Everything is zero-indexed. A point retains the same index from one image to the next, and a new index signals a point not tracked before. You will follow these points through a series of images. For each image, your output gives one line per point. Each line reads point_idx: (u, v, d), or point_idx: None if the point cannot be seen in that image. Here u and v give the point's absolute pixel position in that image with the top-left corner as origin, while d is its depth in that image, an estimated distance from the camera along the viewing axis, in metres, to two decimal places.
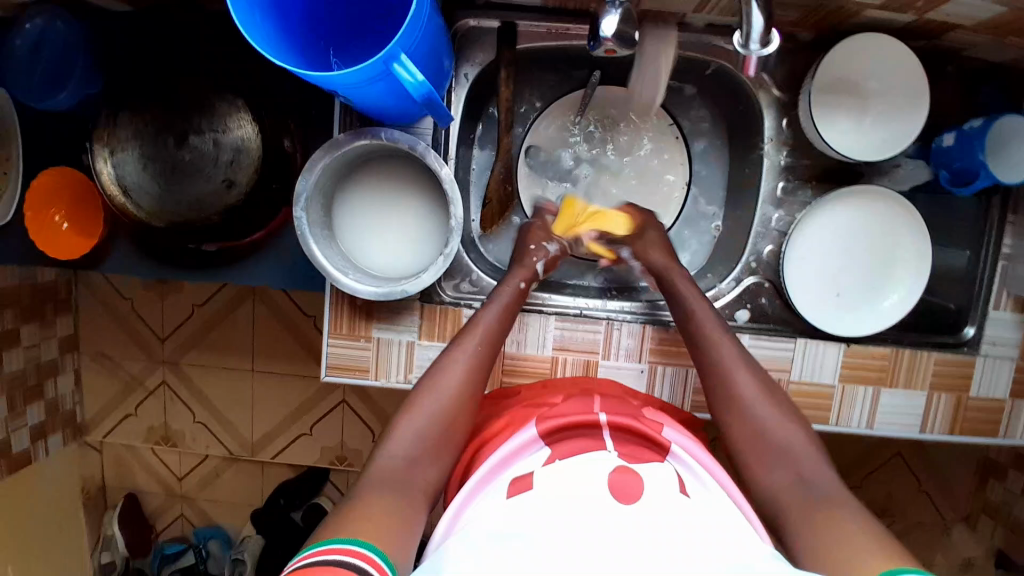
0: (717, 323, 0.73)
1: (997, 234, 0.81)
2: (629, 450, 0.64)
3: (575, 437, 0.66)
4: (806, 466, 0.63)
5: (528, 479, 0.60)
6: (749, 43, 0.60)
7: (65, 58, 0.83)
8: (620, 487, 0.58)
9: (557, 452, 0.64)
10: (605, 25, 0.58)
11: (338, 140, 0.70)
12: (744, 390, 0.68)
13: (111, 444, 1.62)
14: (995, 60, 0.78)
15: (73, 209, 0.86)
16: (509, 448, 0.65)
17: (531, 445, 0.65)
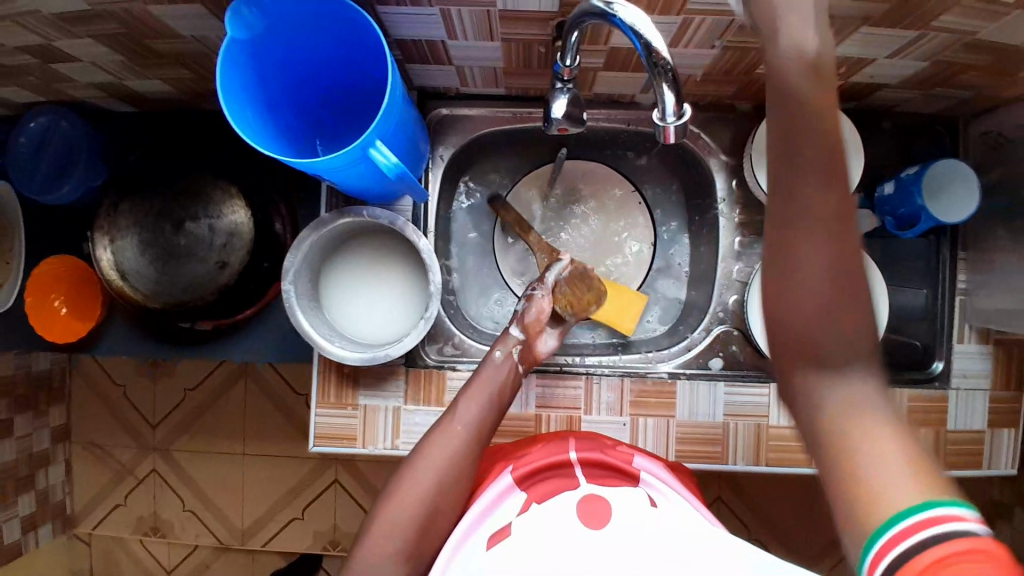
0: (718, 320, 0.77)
1: (951, 272, 0.86)
2: (600, 483, 0.69)
3: (548, 478, 0.71)
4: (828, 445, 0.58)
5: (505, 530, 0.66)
6: (664, 117, 0.59)
7: (70, 156, 0.90)
8: (590, 513, 0.66)
9: (530, 494, 0.69)
10: (555, 108, 0.65)
11: (324, 218, 0.74)
12: None
13: (99, 537, 1.58)
14: (926, 112, 0.85)
15: (72, 294, 0.91)
16: (491, 493, 0.69)
17: (508, 490, 0.70)
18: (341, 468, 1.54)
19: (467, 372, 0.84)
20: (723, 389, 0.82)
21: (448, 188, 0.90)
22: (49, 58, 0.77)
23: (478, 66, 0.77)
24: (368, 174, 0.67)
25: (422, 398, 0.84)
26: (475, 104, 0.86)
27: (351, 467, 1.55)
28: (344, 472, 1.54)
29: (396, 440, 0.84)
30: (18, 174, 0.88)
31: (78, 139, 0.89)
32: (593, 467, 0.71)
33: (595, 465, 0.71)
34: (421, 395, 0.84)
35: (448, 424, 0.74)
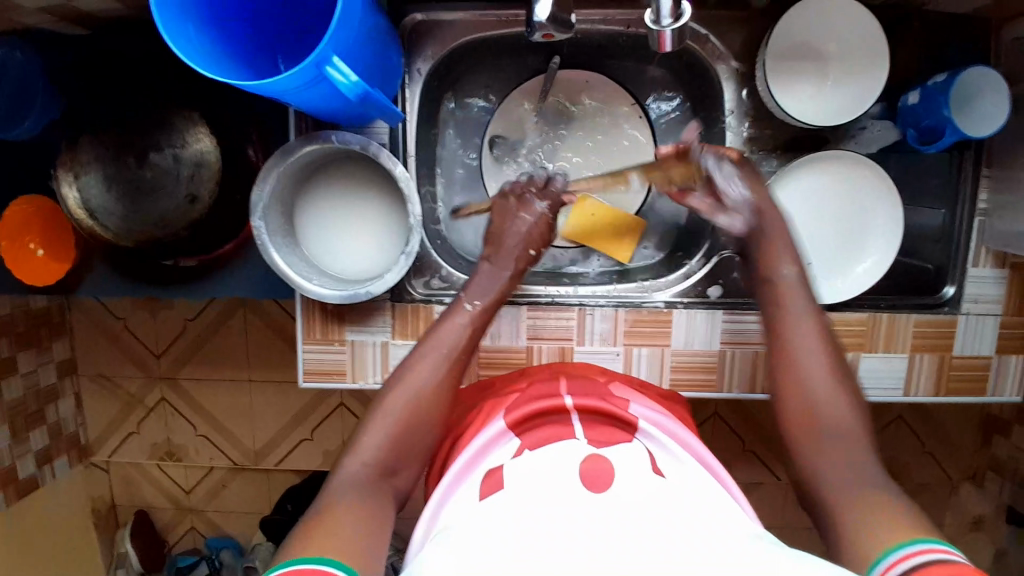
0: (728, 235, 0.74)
1: (972, 190, 0.79)
2: (599, 434, 0.67)
3: (543, 424, 0.69)
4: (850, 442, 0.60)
5: (498, 477, 0.63)
6: (660, 19, 0.64)
7: (20, 86, 0.81)
8: (593, 474, 0.60)
9: (525, 441, 0.67)
10: (538, 10, 0.58)
11: (290, 145, 0.69)
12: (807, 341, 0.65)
13: (117, 463, 1.64)
14: (959, 10, 0.75)
15: (46, 235, 0.86)
16: (482, 439, 0.68)
17: (502, 436, 0.68)
18: (346, 393, 1.57)
19: None
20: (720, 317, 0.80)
21: (428, 107, 0.83)
22: None
23: None
24: (331, 96, 0.61)
25: (411, 333, 0.82)
26: (458, 7, 0.78)
27: (354, 393, 1.57)
28: (349, 397, 1.57)
29: (386, 374, 0.82)
30: None
31: (30, 65, 0.80)
32: (588, 414, 0.70)
33: (590, 412, 0.70)
34: (409, 329, 0.82)
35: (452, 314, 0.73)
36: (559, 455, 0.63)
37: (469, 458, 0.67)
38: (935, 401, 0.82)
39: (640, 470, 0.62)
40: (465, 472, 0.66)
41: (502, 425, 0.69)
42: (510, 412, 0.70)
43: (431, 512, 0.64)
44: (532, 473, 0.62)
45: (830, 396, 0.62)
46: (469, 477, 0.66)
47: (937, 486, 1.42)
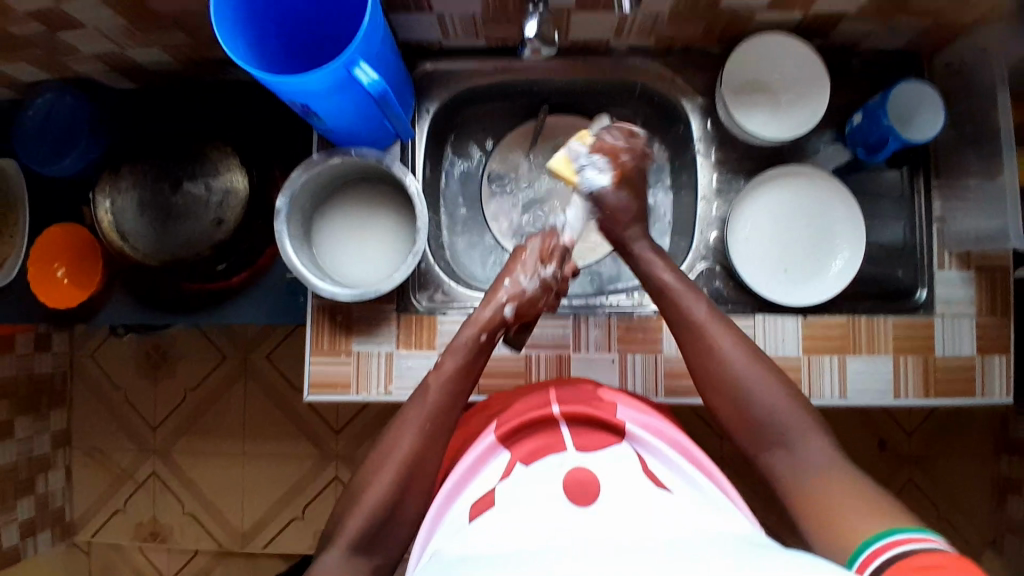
0: (680, 276, 0.77)
1: (925, 201, 0.88)
2: (586, 440, 0.67)
3: (532, 436, 0.70)
4: (796, 433, 0.67)
5: (489, 496, 0.62)
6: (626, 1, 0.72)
7: (72, 126, 0.92)
8: (575, 487, 0.59)
9: (515, 453, 0.68)
10: (528, 28, 0.74)
11: (314, 159, 0.78)
12: (729, 355, 0.70)
13: (100, 545, 1.51)
14: (890, 48, 0.89)
15: (73, 262, 0.93)
16: (472, 457, 0.69)
17: (493, 449, 0.70)
18: (342, 465, 1.46)
19: (458, 315, 0.85)
20: None
21: (435, 142, 0.93)
22: (56, 25, 0.79)
23: (460, 13, 0.80)
24: (355, 106, 0.71)
25: (414, 343, 0.85)
26: (463, 57, 0.90)
27: (350, 464, 1.46)
28: (343, 468, 1.46)
29: (390, 385, 0.84)
30: (23, 145, 0.92)
31: (80, 108, 0.92)
32: (577, 422, 0.70)
33: (577, 419, 0.71)
34: (413, 340, 0.85)
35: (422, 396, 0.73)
36: (547, 467, 0.64)
37: (461, 475, 0.68)
38: (925, 403, 0.84)
39: (630, 475, 0.62)
40: (458, 490, 0.68)
41: (493, 439, 0.70)
42: (500, 427, 0.71)
43: (425, 532, 0.66)
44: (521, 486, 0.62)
45: (786, 406, 0.68)
46: (460, 497, 0.67)
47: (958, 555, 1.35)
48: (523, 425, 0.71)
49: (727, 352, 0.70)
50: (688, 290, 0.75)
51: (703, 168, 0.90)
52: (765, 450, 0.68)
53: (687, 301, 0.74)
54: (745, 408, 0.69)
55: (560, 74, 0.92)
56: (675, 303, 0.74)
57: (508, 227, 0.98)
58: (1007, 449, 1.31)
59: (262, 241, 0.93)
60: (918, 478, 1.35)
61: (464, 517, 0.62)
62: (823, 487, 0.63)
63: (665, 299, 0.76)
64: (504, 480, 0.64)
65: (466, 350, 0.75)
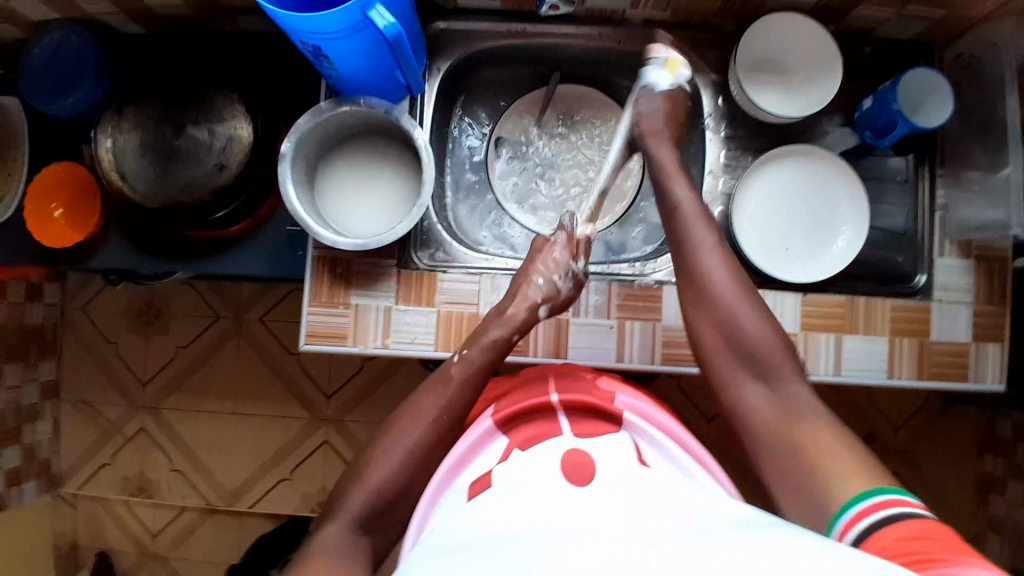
0: (701, 215, 0.78)
1: (930, 187, 0.88)
2: (584, 428, 0.68)
3: (530, 422, 0.70)
4: (777, 373, 0.71)
5: (487, 478, 0.64)
6: None
7: (77, 65, 0.91)
8: (574, 467, 0.62)
9: (513, 439, 0.68)
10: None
11: (322, 106, 0.77)
12: (715, 274, 0.75)
13: (84, 498, 1.50)
14: (903, 35, 0.89)
15: (71, 203, 0.92)
16: (470, 441, 0.69)
17: (490, 435, 0.70)
18: (331, 430, 1.45)
19: (459, 274, 0.85)
20: None
21: (444, 102, 0.93)
22: None
23: None
24: (367, 52, 0.70)
25: (414, 299, 0.84)
26: (477, 18, 0.89)
27: (339, 429, 1.46)
28: (333, 433, 1.45)
29: (387, 339, 0.84)
30: (24, 82, 0.90)
31: (85, 47, 0.91)
32: (576, 412, 0.70)
33: (577, 409, 0.70)
34: (412, 296, 0.84)
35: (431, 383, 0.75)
36: (545, 454, 0.64)
37: (457, 458, 0.68)
38: (919, 386, 0.84)
39: (625, 463, 0.63)
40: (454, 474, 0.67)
41: (490, 424, 0.70)
42: (498, 411, 0.71)
43: (422, 513, 0.65)
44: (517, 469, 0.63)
45: (768, 335, 0.72)
46: (457, 479, 0.68)
47: None
48: (524, 410, 0.70)
49: (716, 279, 0.75)
50: (700, 216, 0.78)
51: (711, 146, 0.90)
52: (744, 381, 0.72)
53: (694, 224, 0.77)
54: (732, 331, 0.73)
55: (573, 45, 0.91)
56: (681, 220, 0.78)
57: (513, 194, 0.98)
58: (991, 448, 1.33)
59: (264, 191, 0.92)
60: (903, 474, 1.36)
61: (463, 496, 0.63)
62: (807, 423, 0.65)
63: (674, 219, 0.79)
64: (504, 464, 0.65)
65: (496, 346, 0.78)
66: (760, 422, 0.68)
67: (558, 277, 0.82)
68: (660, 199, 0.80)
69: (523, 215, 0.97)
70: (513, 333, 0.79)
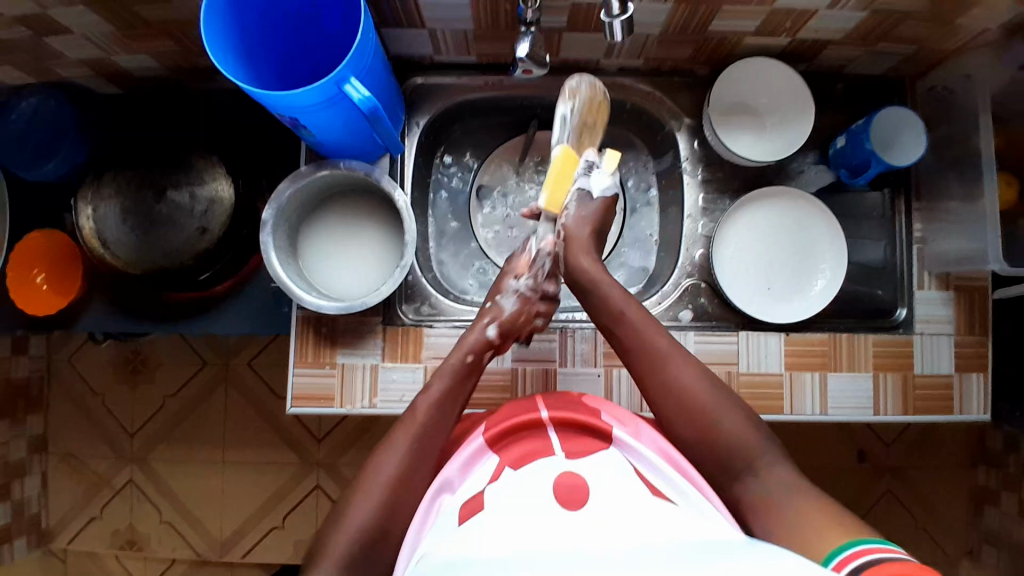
0: (637, 307, 0.76)
1: (907, 222, 0.89)
2: (575, 448, 0.67)
3: (521, 439, 0.69)
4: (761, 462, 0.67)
5: (479, 499, 0.62)
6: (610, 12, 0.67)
7: (57, 133, 0.91)
8: (567, 492, 0.60)
9: (503, 458, 0.67)
10: (519, 48, 0.73)
11: (301, 172, 0.77)
12: (682, 382, 0.71)
13: (75, 552, 1.47)
14: (873, 73, 0.90)
15: (53, 268, 0.91)
16: (461, 459, 0.68)
17: (481, 453, 0.69)
18: (323, 474, 1.44)
19: (444, 328, 0.85)
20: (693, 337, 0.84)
21: (425, 153, 0.93)
22: (43, 32, 0.78)
23: (450, 30, 0.80)
24: (345, 120, 0.70)
25: (400, 355, 0.84)
26: (453, 72, 0.89)
27: (333, 474, 1.45)
28: (326, 477, 1.44)
29: (374, 398, 0.84)
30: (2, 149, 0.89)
31: (63, 111, 0.92)
32: (565, 429, 0.70)
33: (566, 426, 0.70)
34: (399, 353, 0.85)
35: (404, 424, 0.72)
36: (537, 472, 0.63)
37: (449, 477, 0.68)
38: (904, 420, 0.85)
39: (619, 483, 0.62)
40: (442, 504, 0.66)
41: (482, 442, 0.69)
42: (488, 429, 0.70)
43: (412, 536, 0.65)
44: (508, 489, 0.62)
45: (732, 421, 0.69)
46: (446, 501, 0.66)
47: (937, 563, 1.36)
48: (514, 427, 0.70)
49: (677, 377, 0.72)
50: (647, 317, 0.76)
51: (688, 193, 0.91)
52: (731, 481, 0.67)
53: (647, 326, 0.74)
54: (709, 438, 0.69)
55: (551, 93, 0.91)
56: (628, 322, 0.75)
57: (497, 241, 0.98)
58: (985, 460, 1.34)
59: (246, 250, 0.92)
60: (896, 490, 1.37)
61: (453, 519, 0.61)
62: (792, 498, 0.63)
63: (624, 320, 0.76)
64: (494, 484, 0.64)
65: (454, 372, 0.77)
66: (750, 510, 0.65)
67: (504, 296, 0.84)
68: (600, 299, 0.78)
69: (506, 262, 0.97)
70: (467, 354, 0.78)
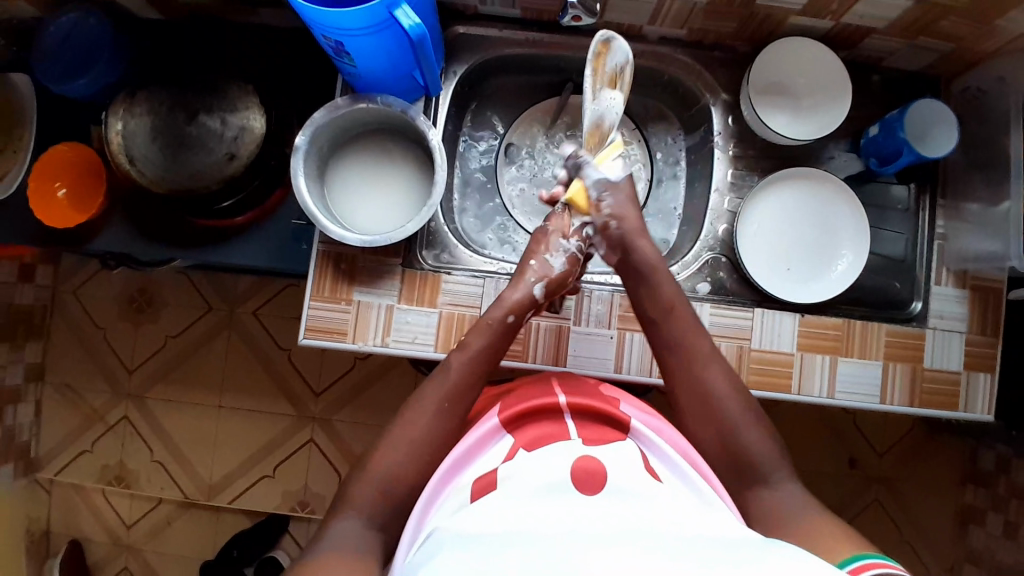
0: (687, 314, 0.77)
1: (930, 217, 0.90)
2: (591, 434, 0.65)
3: (536, 423, 0.68)
4: (775, 476, 0.68)
5: (491, 478, 0.61)
6: None
7: (90, 50, 0.90)
8: (584, 475, 0.58)
9: (518, 439, 0.66)
10: None
11: (338, 103, 0.77)
12: (712, 385, 0.72)
13: (61, 485, 1.46)
14: (912, 68, 0.91)
15: (75, 182, 0.91)
16: (473, 438, 0.67)
17: (495, 434, 0.67)
18: (318, 429, 1.44)
19: (463, 276, 0.86)
20: (709, 309, 0.85)
21: (458, 104, 0.93)
22: None
23: None
24: (389, 50, 0.71)
25: (416, 299, 0.84)
26: (496, 24, 0.89)
27: (327, 429, 1.45)
28: (319, 432, 1.44)
29: (387, 337, 0.84)
30: (39, 62, 0.89)
31: (100, 30, 0.90)
32: (582, 416, 0.68)
33: (582, 413, 0.68)
34: (415, 296, 0.85)
35: (424, 397, 0.71)
36: (551, 454, 0.62)
37: (460, 455, 0.66)
38: (909, 412, 0.85)
39: (635, 471, 0.61)
40: (452, 477, 0.65)
41: (496, 423, 0.68)
42: (503, 411, 0.68)
43: (419, 513, 0.63)
44: (522, 470, 0.60)
45: (755, 435, 0.70)
46: (459, 478, 0.65)
47: None
48: (529, 410, 0.68)
49: (712, 383, 0.73)
50: (691, 317, 0.77)
51: (718, 166, 0.91)
52: (743, 490, 0.68)
53: (688, 327, 0.76)
54: (727, 442, 0.70)
55: (589, 56, 0.92)
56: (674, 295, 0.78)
57: (522, 200, 0.98)
58: (974, 480, 1.34)
59: (271, 182, 0.92)
60: (883, 499, 1.37)
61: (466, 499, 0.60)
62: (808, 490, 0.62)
63: (671, 315, 0.77)
64: (508, 463, 0.63)
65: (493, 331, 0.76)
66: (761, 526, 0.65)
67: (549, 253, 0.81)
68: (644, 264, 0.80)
69: (529, 221, 0.98)
70: (510, 315, 0.77)
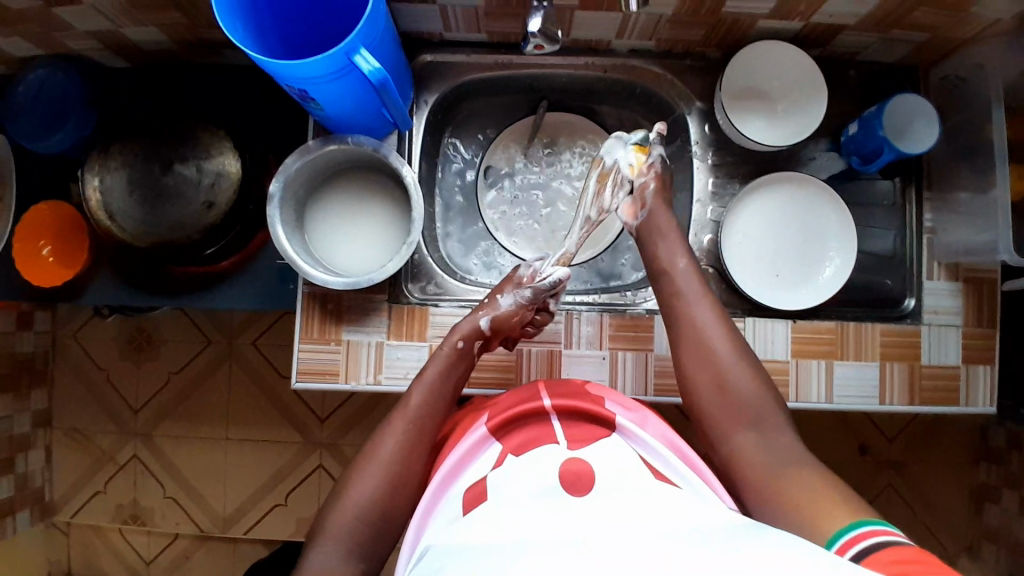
0: (693, 276, 0.78)
1: (917, 211, 0.88)
2: (578, 436, 0.65)
3: (521, 427, 0.67)
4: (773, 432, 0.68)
5: (481, 488, 0.60)
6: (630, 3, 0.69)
7: (62, 103, 0.90)
8: (572, 477, 0.58)
9: (507, 445, 0.65)
10: (530, 23, 0.72)
11: (310, 145, 0.76)
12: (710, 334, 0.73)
13: (78, 526, 1.48)
14: (888, 60, 0.89)
15: (58, 240, 0.92)
16: (463, 448, 0.66)
17: (484, 441, 0.66)
18: (326, 453, 1.45)
19: (450, 307, 0.85)
20: None
21: (432, 132, 0.92)
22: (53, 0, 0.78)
23: (461, 6, 0.79)
24: (353, 94, 0.70)
25: (405, 333, 0.84)
26: (462, 50, 0.88)
27: (334, 452, 1.45)
28: (328, 456, 1.45)
29: (379, 374, 0.84)
30: (11, 122, 0.89)
31: (69, 84, 0.90)
32: (568, 415, 0.68)
33: (569, 412, 0.68)
34: (404, 330, 0.84)
35: (403, 416, 0.72)
36: (538, 461, 0.61)
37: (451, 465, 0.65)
38: (910, 410, 0.84)
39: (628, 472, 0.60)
40: (444, 490, 0.65)
41: (484, 431, 0.67)
42: (491, 418, 0.67)
43: (417, 527, 0.63)
44: (510, 479, 0.60)
45: (754, 389, 0.70)
46: (452, 487, 0.64)
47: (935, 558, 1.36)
48: (516, 416, 0.67)
49: (709, 330, 0.74)
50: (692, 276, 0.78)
51: (698, 177, 0.90)
52: (733, 432, 0.69)
53: (686, 281, 0.77)
54: (725, 394, 0.71)
55: (560, 73, 0.91)
56: (674, 277, 0.78)
57: (504, 222, 0.98)
58: (987, 458, 1.33)
59: (252, 226, 0.92)
60: (897, 483, 1.36)
61: (457, 511, 0.59)
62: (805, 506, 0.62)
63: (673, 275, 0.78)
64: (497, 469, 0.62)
65: (444, 359, 0.77)
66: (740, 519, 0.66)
67: (506, 295, 0.81)
68: (650, 255, 0.81)
69: (513, 243, 0.97)
70: (459, 340, 0.78)
